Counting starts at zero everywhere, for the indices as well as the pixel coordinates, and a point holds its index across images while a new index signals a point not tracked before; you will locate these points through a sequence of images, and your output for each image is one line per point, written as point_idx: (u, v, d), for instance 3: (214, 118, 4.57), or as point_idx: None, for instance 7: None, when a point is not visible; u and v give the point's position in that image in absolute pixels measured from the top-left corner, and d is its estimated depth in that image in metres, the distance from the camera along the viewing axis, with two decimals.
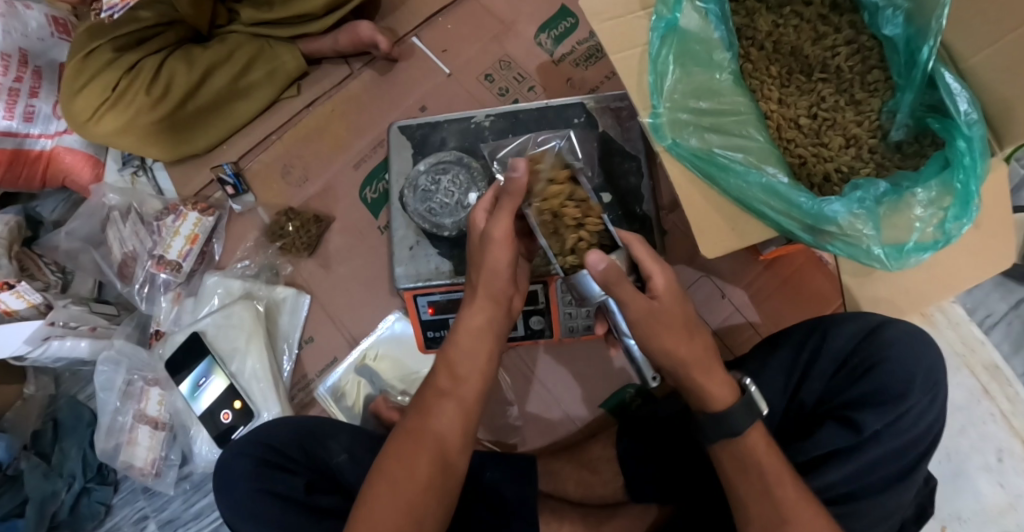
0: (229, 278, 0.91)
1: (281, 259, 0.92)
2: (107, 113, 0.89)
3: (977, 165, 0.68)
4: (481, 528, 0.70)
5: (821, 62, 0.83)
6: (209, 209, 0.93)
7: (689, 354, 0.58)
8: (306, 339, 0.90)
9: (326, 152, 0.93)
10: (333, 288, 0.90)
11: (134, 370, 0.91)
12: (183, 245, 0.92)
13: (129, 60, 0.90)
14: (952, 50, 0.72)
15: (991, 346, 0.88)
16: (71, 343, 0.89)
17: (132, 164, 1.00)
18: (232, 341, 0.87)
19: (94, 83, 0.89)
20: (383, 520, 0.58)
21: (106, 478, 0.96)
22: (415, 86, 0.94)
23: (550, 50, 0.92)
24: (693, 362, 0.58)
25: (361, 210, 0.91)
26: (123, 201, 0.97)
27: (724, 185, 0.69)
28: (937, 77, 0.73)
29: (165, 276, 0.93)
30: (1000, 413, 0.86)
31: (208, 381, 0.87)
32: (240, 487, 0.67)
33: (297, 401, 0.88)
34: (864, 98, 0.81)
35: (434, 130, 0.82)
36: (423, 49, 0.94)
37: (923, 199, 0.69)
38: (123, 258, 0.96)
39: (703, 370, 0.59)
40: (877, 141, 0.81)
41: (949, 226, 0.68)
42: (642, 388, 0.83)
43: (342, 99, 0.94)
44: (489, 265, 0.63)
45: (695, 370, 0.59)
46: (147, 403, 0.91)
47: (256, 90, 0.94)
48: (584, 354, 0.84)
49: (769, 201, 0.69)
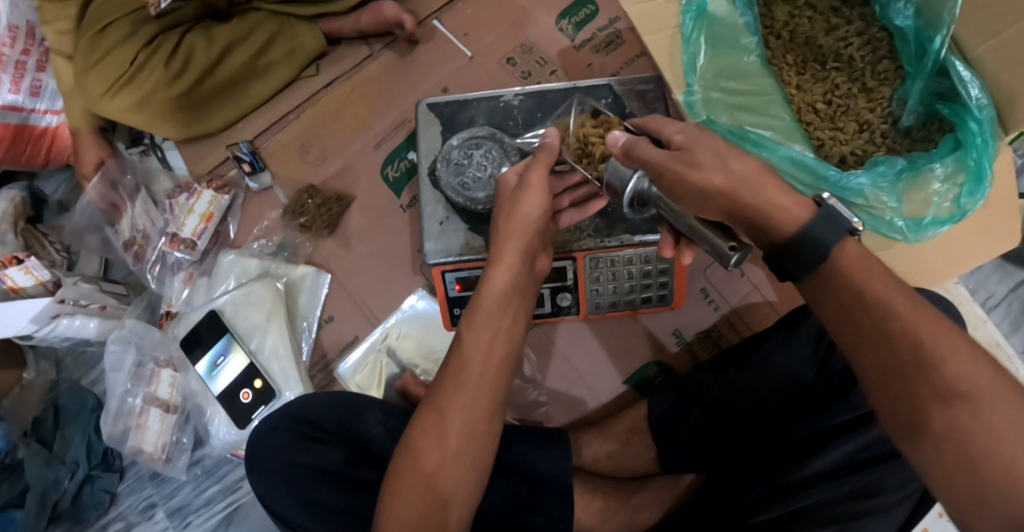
0: (246, 257, 0.91)
1: (301, 238, 0.91)
2: (122, 89, 0.89)
3: (989, 145, 0.70)
4: (516, 498, 0.71)
5: (834, 52, 0.84)
6: (224, 187, 0.91)
7: (729, 180, 0.50)
8: (326, 318, 0.89)
9: (347, 132, 0.93)
10: (354, 267, 0.90)
11: (146, 351, 0.89)
12: (198, 223, 0.90)
13: (147, 35, 0.89)
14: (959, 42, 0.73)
15: (991, 325, 0.94)
16: (80, 323, 0.87)
17: (141, 143, 0.98)
18: (250, 319, 0.86)
19: (110, 58, 0.88)
20: (424, 483, 0.56)
21: (110, 466, 0.93)
22: (437, 69, 0.94)
23: (571, 36, 0.93)
24: (739, 184, 0.50)
25: (382, 189, 0.91)
26: (134, 180, 0.96)
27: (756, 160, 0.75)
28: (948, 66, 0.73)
29: (179, 254, 0.91)
30: None
31: (226, 360, 0.85)
32: (278, 460, 0.67)
33: (317, 381, 0.88)
34: (875, 86, 0.82)
35: (462, 108, 0.83)
36: (444, 32, 0.95)
37: (940, 175, 0.73)
38: (131, 237, 0.94)
39: (757, 188, 0.49)
40: (887, 127, 0.81)
41: (964, 201, 0.71)
42: (664, 362, 0.85)
43: (362, 80, 0.95)
44: (528, 229, 0.63)
45: (750, 191, 0.49)
46: (157, 385, 0.88)
47: (275, 69, 0.94)
48: (608, 330, 0.85)
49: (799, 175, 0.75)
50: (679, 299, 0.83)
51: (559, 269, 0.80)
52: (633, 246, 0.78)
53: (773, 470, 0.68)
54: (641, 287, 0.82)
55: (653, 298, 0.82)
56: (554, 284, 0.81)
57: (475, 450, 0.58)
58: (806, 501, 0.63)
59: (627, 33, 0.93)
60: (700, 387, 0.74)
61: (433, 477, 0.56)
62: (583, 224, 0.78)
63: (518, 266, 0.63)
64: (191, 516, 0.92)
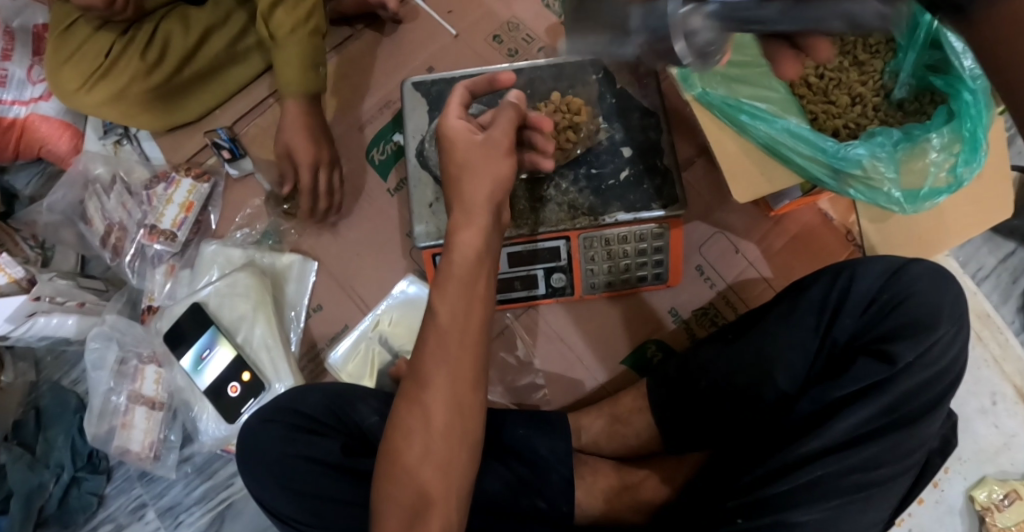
0: (229, 246, 0.88)
1: (285, 226, 0.89)
2: (98, 82, 0.85)
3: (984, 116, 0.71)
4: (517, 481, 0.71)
5: None
6: (203, 175, 0.89)
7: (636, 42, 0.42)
8: (314, 307, 0.87)
9: (331, 113, 0.91)
10: (342, 253, 0.88)
11: (128, 347, 0.86)
12: (178, 213, 0.88)
13: (120, 26, 0.86)
14: None
15: (981, 295, 0.95)
16: (58, 320, 0.84)
17: (115, 132, 0.93)
18: (236, 310, 0.83)
19: (85, 50, 0.85)
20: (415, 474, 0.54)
21: (97, 468, 0.90)
22: (421, 47, 0.92)
23: (558, 12, 0.91)
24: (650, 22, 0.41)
25: (369, 171, 0.89)
26: (108, 171, 0.92)
27: (753, 131, 0.71)
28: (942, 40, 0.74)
29: (158, 247, 0.88)
30: (993, 359, 0.92)
31: (212, 353, 0.83)
32: (269, 453, 0.65)
33: (307, 371, 0.86)
34: (867, 58, 0.82)
35: (449, 87, 0.81)
36: (428, 10, 0.93)
37: (937, 145, 0.71)
38: (107, 228, 0.91)
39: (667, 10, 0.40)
40: (880, 100, 0.81)
41: (960, 171, 0.71)
42: (663, 341, 0.84)
43: (343, 61, 0.92)
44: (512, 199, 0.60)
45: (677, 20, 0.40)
46: (142, 382, 0.86)
47: (253, 52, 0.92)
48: (601, 311, 0.84)
49: (798, 145, 0.70)
50: (675, 276, 0.82)
51: (552, 250, 0.79)
52: (628, 224, 0.77)
53: (776, 447, 0.66)
54: (637, 266, 0.81)
55: (648, 277, 0.82)
56: (548, 264, 0.80)
57: (467, 424, 0.56)
58: (813, 474, 0.62)
59: None
60: (701, 364, 0.74)
61: (426, 453, 0.54)
62: (578, 202, 0.77)
63: (488, 228, 0.58)
64: (183, 515, 0.90)
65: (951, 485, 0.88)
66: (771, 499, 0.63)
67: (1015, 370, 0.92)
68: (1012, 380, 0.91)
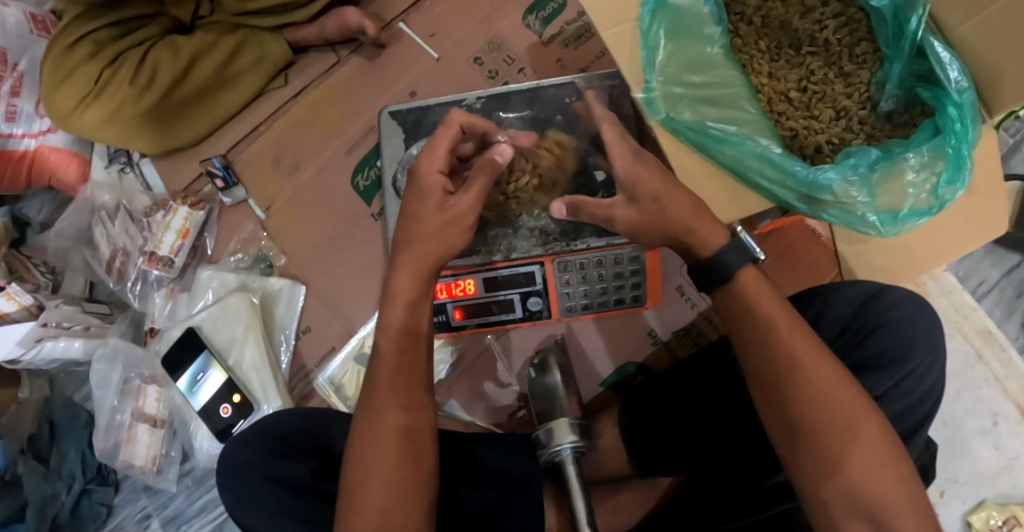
0: (224, 271, 0.92)
1: (275, 251, 0.92)
2: (91, 106, 0.89)
3: (968, 131, 0.68)
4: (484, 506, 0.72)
5: (810, 35, 0.84)
6: (198, 202, 0.93)
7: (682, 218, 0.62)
8: (303, 329, 0.90)
9: (319, 138, 0.93)
10: (328, 278, 0.90)
11: (131, 367, 0.91)
12: (175, 239, 0.92)
13: (110, 54, 0.90)
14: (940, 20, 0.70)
15: (983, 313, 0.92)
16: (65, 343, 0.88)
17: (118, 161, 0.98)
18: (229, 333, 0.87)
19: (78, 76, 0.89)
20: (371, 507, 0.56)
21: (106, 479, 0.96)
22: (406, 71, 0.93)
23: (539, 31, 0.91)
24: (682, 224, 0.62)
25: (353, 198, 0.91)
26: (112, 199, 0.97)
27: (720, 157, 0.68)
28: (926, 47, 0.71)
29: (157, 272, 0.93)
30: (995, 378, 0.90)
31: (206, 376, 0.87)
32: (246, 479, 0.66)
33: (297, 391, 0.89)
34: (852, 70, 0.82)
35: (425, 114, 0.82)
36: (411, 34, 0.94)
37: (915, 164, 0.69)
38: (112, 254, 0.95)
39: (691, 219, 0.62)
40: (866, 112, 0.81)
41: (943, 191, 0.68)
42: (642, 363, 0.83)
43: (331, 86, 0.94)
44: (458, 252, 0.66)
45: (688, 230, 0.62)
46: (145, 400, 0.91)
47: (244, 77, 0.94)
48: (580, 333, 0.84)
49: (765, 171, 0.68)
50: (653, 298, 0.82)
51: (528, 274, 0.79)
52: (601, 249, 0.77)
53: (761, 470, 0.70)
54: (613, 289, 0.80)
55: (627, 299, 0.81)
56: (524, 288, 0.80)
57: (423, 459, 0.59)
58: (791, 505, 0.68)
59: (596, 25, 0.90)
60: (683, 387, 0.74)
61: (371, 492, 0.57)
62: (549, 227, 0.78)
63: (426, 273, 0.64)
64: (185, 525, 0.95)
65: (948, 508, 0.89)
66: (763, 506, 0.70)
67: (1019, 390, 0.90)
68: (1015, 400, 0.90)
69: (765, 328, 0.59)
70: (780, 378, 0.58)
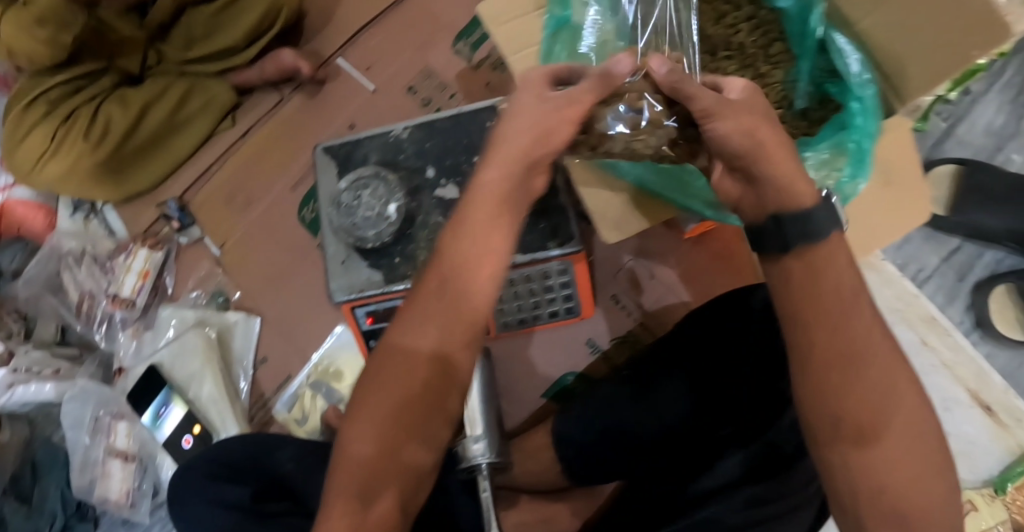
0: (183, 308, 0.96)
1: (230, 285, 0.96)
2: (49, 161, 0.93)
3: (870, 124, 0.71)
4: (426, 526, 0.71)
5: (724, 40, 0.85)
6: (157, 244, 0.97)
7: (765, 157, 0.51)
8: (260, 360, 0.94)
9: (268, 175, 0.97)
10: (283, 309, 0.94)
11: (101, 405, 0.96)
12: (136, 280, 0.96)
13: (63, 112, 0.92)
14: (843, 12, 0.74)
15: (924, 299, 0.94)
16: (35, 387, 0.93)
17: (83, 209, 1.04)
18: (187, 368, 0.91)
19: (34, 135, 0.92)
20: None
21: (85, 516, 1.00)
22: (345, 105, 0.97)
23: (468, 57, 0.95)
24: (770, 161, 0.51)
25: (300, 230, 0.95)
26: (78, 245, 1.01)
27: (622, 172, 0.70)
28: (830, 42, 0.75)
29: (121, 313, 0.97)
30: (942, 364, 0.92)
31: (168, 410, 0.90)
32: (191, 501, 0.70)
33: (257, 420, 0.92)
34: (768, 71, 0.83)
35: (356, 148, 0.85)
36: (348, 68, 0.98)
37: (815, 162, 0.72)
38: (80, 297, 1.00)
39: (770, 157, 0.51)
40: (782, 112, 0.82)
41: (847, 185, 0.71)
42: (583, 373, 0.86)
43: (276, 125, 0.99)
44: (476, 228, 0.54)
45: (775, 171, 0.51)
46: (115, 436, 0.95)
47: (193, 123, 0.98)
48: (522, 346, 0.87)
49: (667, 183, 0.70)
50: (587, 308, 0.84)
51: None
52: (529, 265, 0.75)
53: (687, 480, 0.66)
54: (547, 302, 0.82)
55: (561, 311, 0.83)
56: None
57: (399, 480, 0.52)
58: (707, 513, 0.58)
59: None
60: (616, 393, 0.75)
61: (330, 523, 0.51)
62: None
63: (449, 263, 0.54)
64: None
65: None
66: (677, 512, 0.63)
67: (968, 374, 0.92)
68: (965, 384, 0.92)
69: (843, 314, 0.50)
70: (808, 369, 0.50)
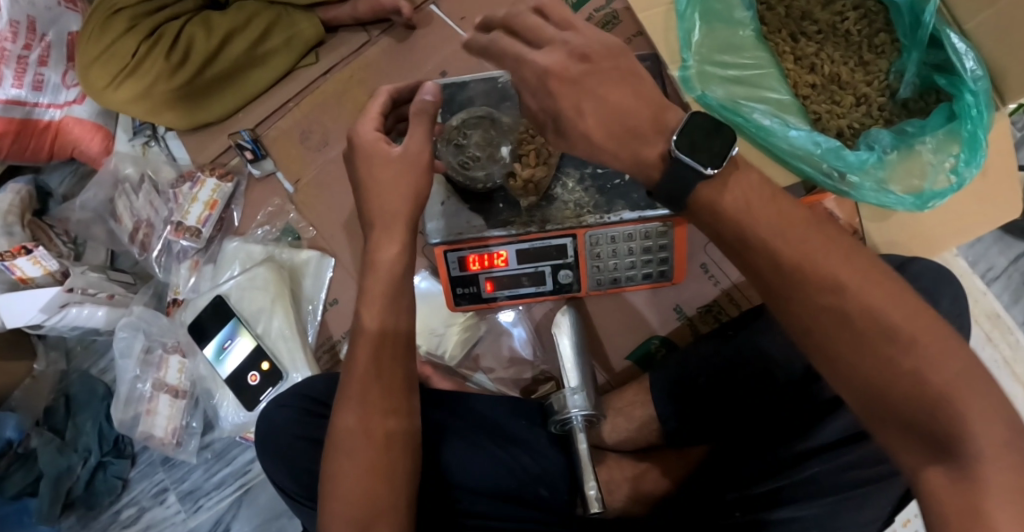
0: (250, 243, 0.92)
1: (303, 223, 0.92)
2: (125, 81, 0.91)
3: (984, 115, 0.70)
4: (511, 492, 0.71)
5: (831, 26, 0.84)
6: (227, 175, 0.93)
7: None
8: (330, 301, 0.90)
9: (347, 115, 0.93)
10: (356, 252, 0.90)
11: (154, 337, 0.91)
12: (203, 210, 0.91)
13: (147, 28, 0.92)
14: (954, 12, 0.73)
15: (991, 296, 0.97)
16: (88, 311, 0.90)
17: (143, 133, 0.98)
18: (256, 302, 0.86)
19: (116, 50, 0.91)
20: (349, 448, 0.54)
21: (121, 452, 0.96)
22: (435, 52, 0.94)
23: None
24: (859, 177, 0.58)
25: None
26: (136, 172, 0.97)
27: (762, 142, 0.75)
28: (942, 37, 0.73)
29: (185, 243, 0.93)
30: (1003, 359, 0.95)
31: (233, 343, 0.86)
32: (287, 437, 0.69)
33: (323, 362, 0.88)
34: (872, 59, 0.81)
35: (461, 89, 0.82)
36: (441, 16, 0.95)
37: (930, 147, 0.73)
38: (135, 226, 0.96)
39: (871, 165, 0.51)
40: (885, 100, 0.80)
41: (963, 171, 0.72)
42: (667, 337, 0.86)
43: (361, 65, 0.95)
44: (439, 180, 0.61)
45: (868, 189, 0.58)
46: (166, 371, 0.90)
47: (275, 56, 0.95)
48: (608, 306, 0.86)
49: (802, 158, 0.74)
50: (680, 274, 0.83)
51: (560, 247, 0.80)
52: (634, 222, 0.78)
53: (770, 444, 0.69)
54: (641, 264, 0.82)
55: (654, 274, 0.82)
56: (555, 261, 0.81)
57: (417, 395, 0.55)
58: (810, 471, 0.64)
59: (624, 12, 0.91)
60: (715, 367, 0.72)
61: None
62: (583, 201, 0.79)
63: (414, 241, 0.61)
64: (202, 499, 0.96)
65: None
66: (766, 496, 0.65)
67: None
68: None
69: None
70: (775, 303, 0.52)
